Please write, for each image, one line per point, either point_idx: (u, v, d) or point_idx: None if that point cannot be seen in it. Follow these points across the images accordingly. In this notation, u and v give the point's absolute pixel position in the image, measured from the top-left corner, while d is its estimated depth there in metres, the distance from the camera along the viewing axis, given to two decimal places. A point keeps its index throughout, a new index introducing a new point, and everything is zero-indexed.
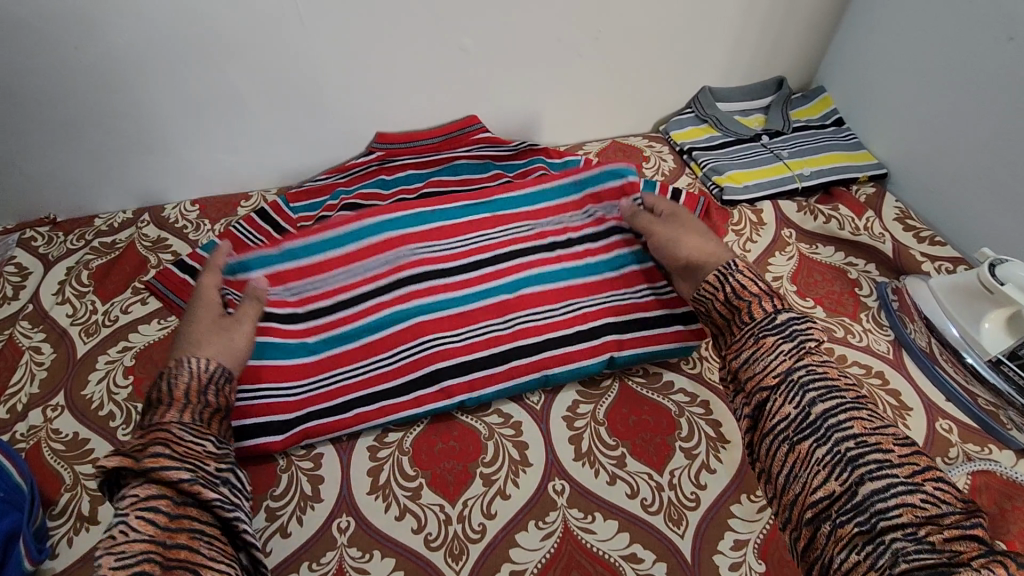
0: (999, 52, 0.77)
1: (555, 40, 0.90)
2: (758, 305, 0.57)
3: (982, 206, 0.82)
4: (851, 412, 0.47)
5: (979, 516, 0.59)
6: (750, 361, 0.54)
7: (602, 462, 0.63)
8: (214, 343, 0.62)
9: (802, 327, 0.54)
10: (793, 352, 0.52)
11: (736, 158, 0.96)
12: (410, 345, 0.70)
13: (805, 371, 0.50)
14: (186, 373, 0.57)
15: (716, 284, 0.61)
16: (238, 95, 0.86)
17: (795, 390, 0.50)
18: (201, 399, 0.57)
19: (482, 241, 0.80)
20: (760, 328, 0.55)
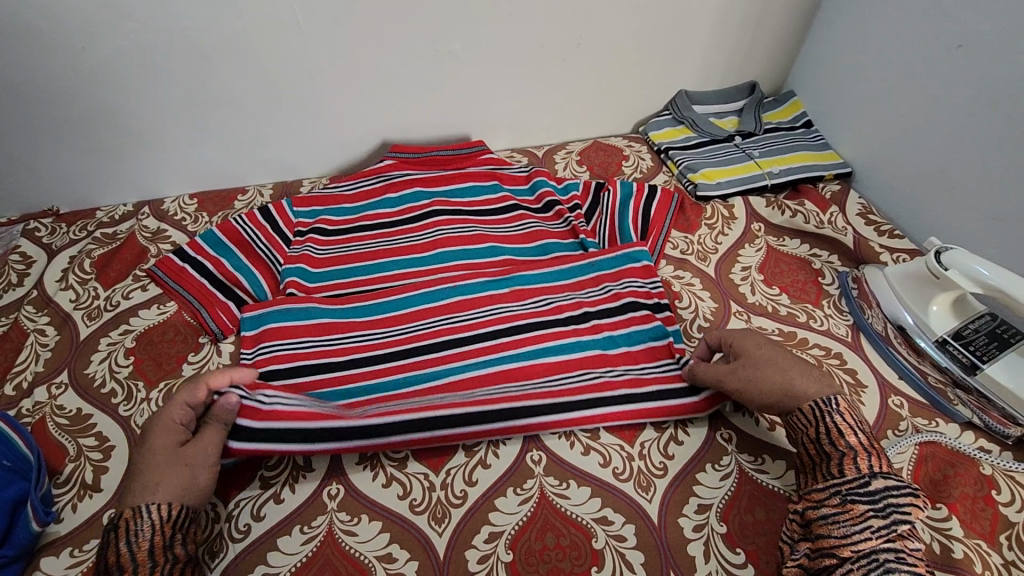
0: (950, 59, 0.82)
1: (540, 46, 0.96)
2: (851, 459, 0.54)
3: (936, 202, 0.88)
4: None
5: (924, 482, 0.63)
6: (830, 520, 0.52)
7: (577, 435, 0.68)
8: (168, 483, 0.55)
9: (899, 497, 0.51)
10: (881, 531, 0.50)
11: (711, 158, 1.02)
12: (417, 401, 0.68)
13: (890, 553, 0.49)
14: (147, 526, 0.52)
15: (811, 417, 0.58)
16: (238, 95, 0.90)
17: (875, 569, 0.48)
18: (166, 551, 0.52)
19: (500, 312, 0.77)
20: (849, 488, 0.53)
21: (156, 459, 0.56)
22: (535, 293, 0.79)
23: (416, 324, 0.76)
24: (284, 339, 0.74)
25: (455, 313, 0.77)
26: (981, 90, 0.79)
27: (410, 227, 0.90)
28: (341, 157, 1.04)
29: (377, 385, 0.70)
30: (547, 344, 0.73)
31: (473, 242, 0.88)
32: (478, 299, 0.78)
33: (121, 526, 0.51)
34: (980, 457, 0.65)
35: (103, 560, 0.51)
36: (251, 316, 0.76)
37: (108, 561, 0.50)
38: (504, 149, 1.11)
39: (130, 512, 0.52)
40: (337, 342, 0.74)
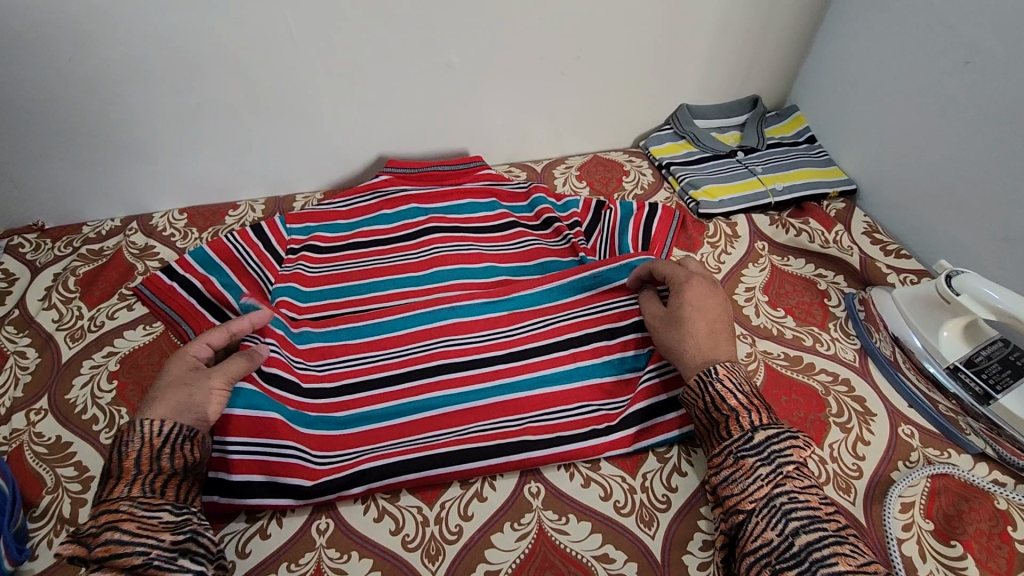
0: (956, 75, 0.81)
1: (539, 58, 0.94)
2: (736, 420, 0.57)
3: (945, 222, 0.86)
4: (835, 547, 0.48)
5: (937, 517, 0.61)
6: (730, 480, 0.55)
7: (577, 465, 0.65)
8: (169, 402, 0.58)
9: (778, 444, 0.55)
10: (770, 477, 0.53)
11: (713, 174, 1.00)
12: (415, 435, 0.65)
13: (784, 496, 0.52)
14: (137, 438, 0.55)
15: (697, 390, 0.61)
16: (227, 107, 0.88)
17: (775, 515, 0.51)
18: (149, 460, 0.54)
19: (496, 338, 0.73)
20: (738, 447, 0.56)
21: (174, 373, 0.61)
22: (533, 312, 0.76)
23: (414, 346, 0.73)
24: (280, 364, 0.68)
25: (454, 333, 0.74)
26: (987, 106, 0.77)
27: (404, 245, 0.88)
28: (336, 171, 1.01)
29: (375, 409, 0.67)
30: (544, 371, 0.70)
31: (471, 262, 0.86)
32: (476, 323, 0.75)
33: (119, 436, 0.55)
34: (995, 491, 0.63)
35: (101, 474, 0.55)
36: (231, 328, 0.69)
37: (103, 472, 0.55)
38: (502, 163, 1.09)
39: (127, 425, 0.56)
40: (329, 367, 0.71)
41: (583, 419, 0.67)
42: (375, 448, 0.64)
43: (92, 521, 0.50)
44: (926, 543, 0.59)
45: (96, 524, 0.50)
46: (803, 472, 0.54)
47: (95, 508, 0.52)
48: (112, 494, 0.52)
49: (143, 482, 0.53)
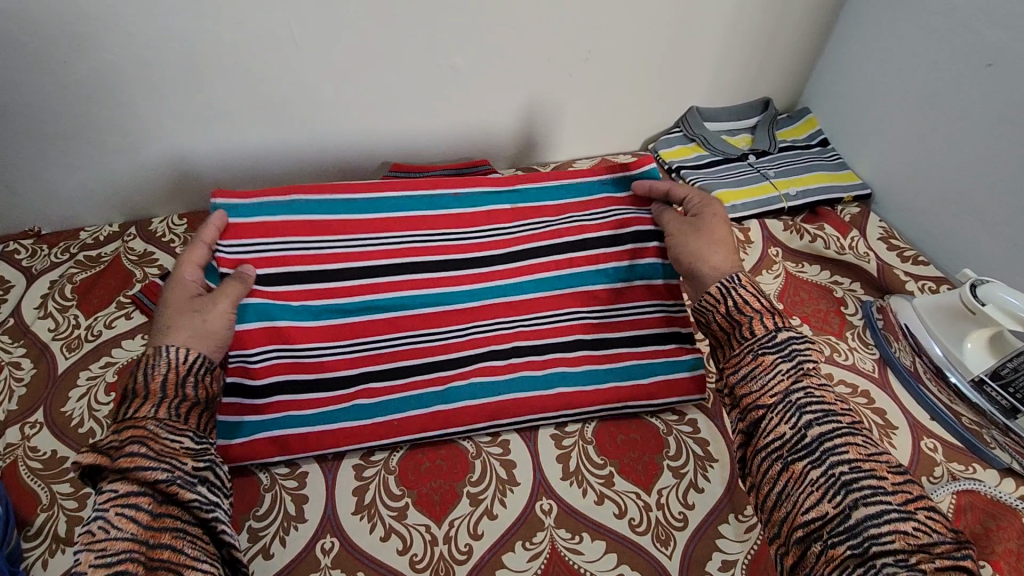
0: (976, 78, 0.79)
1: (547, 60, 0.92)
2: (759, 320, 0.57)
3: (963, 228, 0.84)
4: (847, 437, 0.49)
5: (964, 535, 0.59)
6: (748, 378, 0.55)
7: (590, 481, 0.63)
8: (185, 327, 0.60)
9: (799, 344, 0.55)
10: (791, 373, 0.53)
11: (724, 177, 0.97)
12: (415, 334, 0.70)
13: (802, 392, 0.52)
14: (164, 362, 0.56)
15: (718, 296, 0.61)
16: (228, 109, 0.86)
17: (793, 410, 0.51)
18: (178, 385, 0.56)
19: (497, 330, 0.71)
20: (760, 344, 0.55)
21: (175, 304, 0.62)
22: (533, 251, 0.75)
23: (415, 244, 0.74)
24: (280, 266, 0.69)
25: (450, 243, 0.75)
26: (1009, 110, 0.75)
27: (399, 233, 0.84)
28: (339, 175, 0.99)
29: (378, 303, 0.70)
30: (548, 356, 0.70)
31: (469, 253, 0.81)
32: (480, 313, 0.72)
33: (143, 361, 0.57)
34: (1022, 508, 0.61)
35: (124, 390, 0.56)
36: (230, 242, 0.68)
37: (127, 390, 0.55)
38: (508, 167, 1.07)
39: (151, 350, 0.58)
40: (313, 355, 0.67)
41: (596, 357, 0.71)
42: (379, 342, 0.69)
43: (120, 435, 0.51)
44: None
45: (124, 438, 0.51)
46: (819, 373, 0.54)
47: (123, 423, 0.53)
48: (143, 412, 0.53)
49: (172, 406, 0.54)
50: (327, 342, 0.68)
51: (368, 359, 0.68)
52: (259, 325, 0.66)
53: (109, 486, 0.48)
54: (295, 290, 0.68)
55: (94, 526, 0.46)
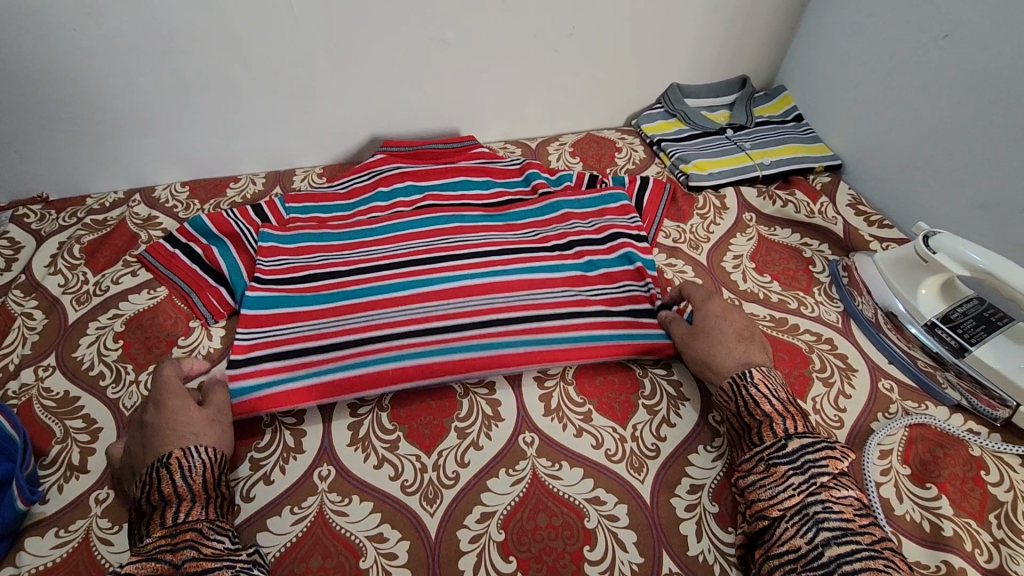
0: (936, 49, 0.83)
1: (534, 36, 0.96)
2: (768, 426, 0.57)
3: (925, 191, 0.89)
4: (868, 562, 0.47)
5: (914, 462, 0.64)
6: (758, 485, 0.55)
7: (569, 417, 0.68)
8: (203, 433, 0.59)
9: (813, 454, 0.54)
10: (802, 486, 0.52)
11: (702, 149, 1.02)
12: (410, 306, 0.76)
13: (819, 505, 0.51)
14: (197, 465, 0.56)
15: (731, 393, 0.61)
16: (230, 81, 0.90)
17: (807, 522, 0.50)
18: (215, 492, 0.56)
19: (490, 304, 0.77)
20: (770, 453, 0.55)
21: (179, 416, 0.59)
22: (522, 249, 0.84)
23: (419, 241, 0.86)
24: (308, 254, 0.83)
25: (451, 236, 0.86)
26: (966, 78, 0.80)
27: (397, 217, 0.89)
28: (335, 147, 1.04)
29: (374, 286, 0.78)
30: (537, 322, 0.74)
31: (463, 232, 0.87)
32: (473, 288, 0.78)
33: (170, 464, 0.54)
34: (969, 439, 0.65)
35: (150, 497, 0.53)
36: (268, 231, 0.84)
37: (158, 494, 0.53)
38: (498, 140, 1.11)
39: (178, 450, 0.55)
40: (319, 326, 0.73)
41: (587, 322, 0.75)
42: (377, 315, 0.75)
43: (161, 547, 0.50)
44: (904, 486, 0.62)
45: (171, 547, 0.50)
46: (840, 484, 0.53)
47: (168, 529, 0.51)
48: (185, 517, 0.52)
49: (214, 506, 0.54)
50: (329, 318, 0.75)
51: (367, 326, 0.73)
52: (269, 310, 0.75)
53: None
54: (307, 284, 0.78)
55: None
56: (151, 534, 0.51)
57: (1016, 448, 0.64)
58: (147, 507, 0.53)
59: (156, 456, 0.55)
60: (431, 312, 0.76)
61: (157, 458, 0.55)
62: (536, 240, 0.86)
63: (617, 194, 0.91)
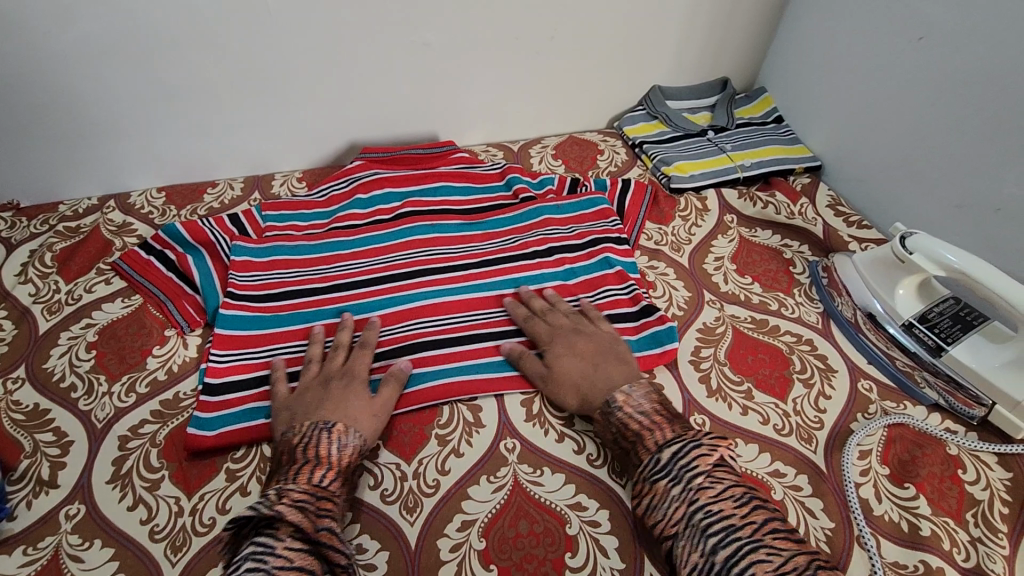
0: (911, 51, 0.84)
1: (514, 38, 0.96)
2: (642, 445, 0.58)
3: (904, 191, 0.89)
4: (752, 556, 0.47)
5: (893, 462, 0.64)
6: (651, 507, 0.54)
7: (551, 422, 0.67)
8: (365, 420, 0.62)
9: (682, 462, 0.54)
10: (682, 496, 0.52)
11: (684, 151, 1.03)
12: (393, 325, 0.76)
13: (699, 512, 0.51)
14: (350, 444, 0.60)
15: (603, 424, 0.62)
16: (206, 85, 0.89)
17: (696, 535, 0.50)
18: (349, 475, 0.60)
19: (471, 319, 0.77)
20: (647, 472, 0.56)
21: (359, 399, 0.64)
22: (501, 261, 0.84)
23: (399, 254, 0.86)
24: (285, 269, 0.83)
25: (431, 249, 0.87)
26: (940, 79, 0.81)
27: (377, 228, 0.90)
28: (315, 150, 1.02)
29: (357, 304, 0.79)
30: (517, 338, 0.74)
31: (443, 244, 0.88)
32: (454, 303, 0.79)
33: (332, 432, 0.59)
34: (946, 438, 0.66)
35: (304, 450, 0.58)
36: (241, 244, 0.84)
37: (313, 452, 0.58)
38: (480, 143, 1.10)
39: (341, 425, 0.60)
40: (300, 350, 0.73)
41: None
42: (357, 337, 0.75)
43: (304, 503, 0.54)
44: (883, 486, 0.62)
45: (313, 509, 0.54)
46: (716, 480, 0.53)
47: (313, 488, 0.55)
48: (327, 486, 0.56)
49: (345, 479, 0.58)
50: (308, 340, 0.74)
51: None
52: (251, 331, 0.75)
53: (290, 551, 0.50)
54: (287, 303, 0.79)
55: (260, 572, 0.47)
56: (300, 481, 0.55)
57: (992, 447, 0.65)
58: (299, 458, 0.58)
59: (316, 418, 0.61)
60: (411, 328, 0.76)
61: (321, 422, 0.60)
62: (517, 249, 0.86)
63: (597, 199, 0.92)
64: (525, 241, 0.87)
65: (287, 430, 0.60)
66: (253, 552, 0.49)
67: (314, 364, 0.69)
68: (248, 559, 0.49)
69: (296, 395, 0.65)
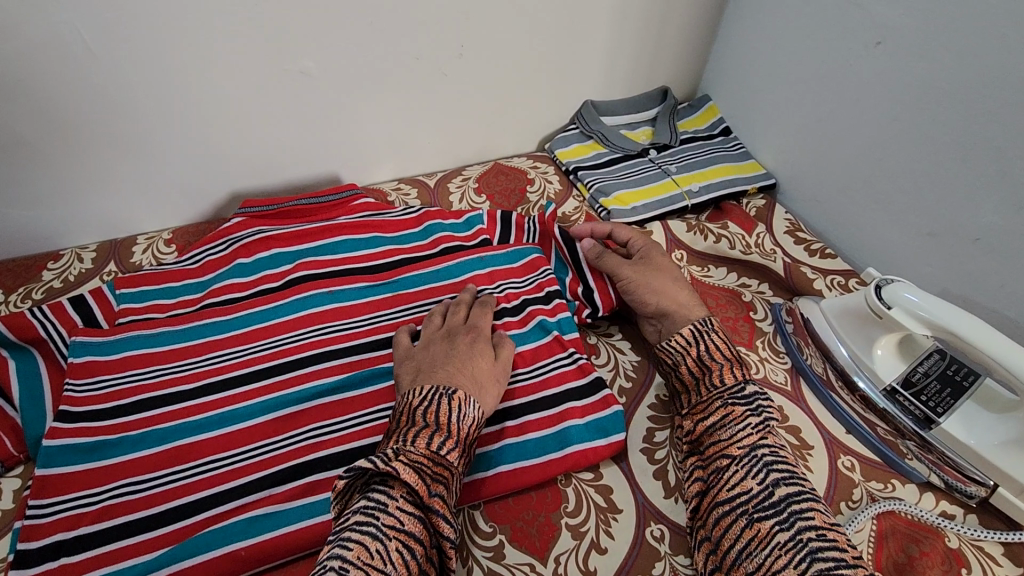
0: (868, 58, 0.74)
1: (415, 58, 0.80)
2: (730, 370, 0.58)
3: (868, 217, 0.79)
4: (812, 502, 0.48)
5: (888, 567, 0.53)
6: (718, 427, 0.56)
7: (476, 556, 0.54)
8: (485, 388, 0.58)
9: (765, 399, 0.57)
10: (759, 427, 0.54)
11: (623, 177, 0.90)
12: (277, 438, 0.61)
13: (767, 448, 0.52)
14: (469, 415, 0.54)
15: (691, 337, 0.61)
16: (24, 141, 0.70)
17: (757, 464, 0.51)
18: (467, 446, 0.54)
19: (375, 420, 0.63)
20: (729, 394, 0.57)
21: (481, 367, 0.59)
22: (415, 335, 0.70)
23: (287, 335, 0.69)
24: (142, 368, 0.65)
25: (328, 323, 0.70)
26: (904, 91, 0.70)
27: (261, 298, 0.72)
28: (188, 206, 0.85)
29: (232, 410, 0.63)
30: None
31: (343, 315, 0.71)
32: (355, 400, 0.64)
33: (454, 400, 0.54)
34: (944, 527, 0.56)
35: (424, 414, 0.53)
36: (82, 339, 0.65)
37: (433, 416, 0.52)
38: (390, 179, 0.95)
39: (457, 393, 0.54)
40: (151, 486, 0.57)
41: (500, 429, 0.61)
42: (231, 459, 0.59)
43: (422, 465, 0.49)
44: None
45: (428, 473, 0.49)
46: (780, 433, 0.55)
47: (431, 454, 0.50)
48: (445, 454, 0.51)
49: (463, 445, 0.52)
50: (162, 471, 0.58)
51: (223, 476, 0.58)
52: (84, 465, 0.58)
53: (402, 512, 0.46)
54: (138, 418, 0.61)
55: (368, 533, 0.44)
56: (419, 445, 0.50)
57: (996, 535, 0.55)
58: (419, 422, 0.52)
59: (438, 382, 0.55)
60: (300, 439, 0.61)
61: (439, 386, 0.55)
62: None
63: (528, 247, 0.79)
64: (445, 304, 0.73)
65: (404, 392, 0.55)
66: (364, 508, 0.46)
67: (436, 316, 0.67)
68: (360, 514, 0.46)
69: (419, 351, 0.62)
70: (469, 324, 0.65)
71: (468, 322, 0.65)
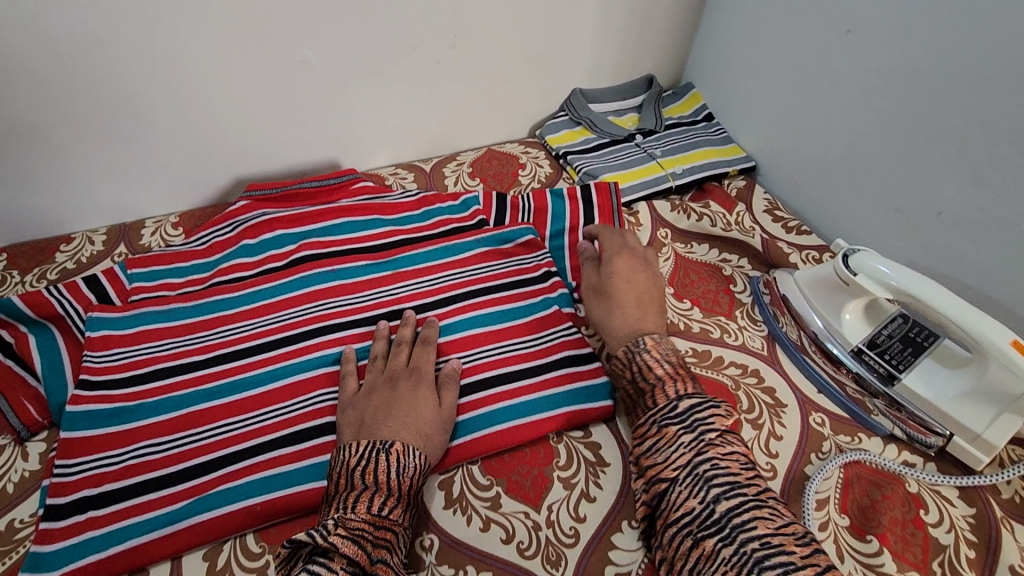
0: (840, 45, 0.78)
1: (411, 47, 0.84)
2: (661, 389, 0.57)
3: (841, 195, 0.84)
4: (754, 511, 0.47)
5: (853, 510, 0.58)
6: (653, 449, 0.55)
7: (474, 506, 0.59)
8: (424, 437, 0.58)
9: (702, 413, 0.54)
10: (693, 444, 0.52)
11: (610, 161, 0.94)
12: (285, 404, 0.65)
13: (706, 464, 0.50)
14: (411, 467, 0.54)
15: (625, 361, 0.61)
16: (36, 127, 0.73)
17: (698, 483, 0.50)
18: (410, 499, 0.54)
19: None
20: (662, 415, 0.56)
21: (421, 418, 0.59)
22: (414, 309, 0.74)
23: (292, 311, 0.73)
24: (155, 342, 0.69)
25: (331, 299, 0.74)
26: (873, 75, 0.75)
27: (268, 277, 0.76)
28: (193, 190, 0.88)
29: (244, 379, 0.67)
30: None
31: (347, 291, 0.75)
32: (359, 369, 0.68)
33: (391, 455, 0.54)
34: (905, 473, 0.61)
35: (362, 475, 0.52)
36: (98, 315, 0.69)
37: (372, 478, 0.52)
38: (387, 165, 0.99)
39: (396, 447, 0.54)
40: (167, 447, 0.61)
41: (496, 394, 0.66)
42: (243, 423, 0.63)
43: (361, 533, 0.49)
44: (844, 541, 0.56)
45: (370, 539, 0.49)
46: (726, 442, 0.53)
47: (371, 517, 0.50)
48: (387, 515, 0.51)
49: (402, 504, 0.52)
50: (180, 434, 0.62)
51: (236, 438, 0.62)
52: (104, 430, 0.61)
53: None
54: (153, 386, 0.65)
55: None
56: (359, 510, 0.50)
57: (952, 479, 0.60)
58: (358, 484, 0.52)
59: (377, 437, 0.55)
60: (307, 405, 0.65)
61: (380, 440, 0.55)
62: (434, 289, 0.76)
63: (522, 229, 0.82)
64: (443, 280, 0.77)
65: (343, 448, 0.55)
66: None
67: (378, 362, 0.66)
68: None
69: (361, 403, 0.61)
70: (411, 368, 0.64)
71: (410, 368, 0.64)
